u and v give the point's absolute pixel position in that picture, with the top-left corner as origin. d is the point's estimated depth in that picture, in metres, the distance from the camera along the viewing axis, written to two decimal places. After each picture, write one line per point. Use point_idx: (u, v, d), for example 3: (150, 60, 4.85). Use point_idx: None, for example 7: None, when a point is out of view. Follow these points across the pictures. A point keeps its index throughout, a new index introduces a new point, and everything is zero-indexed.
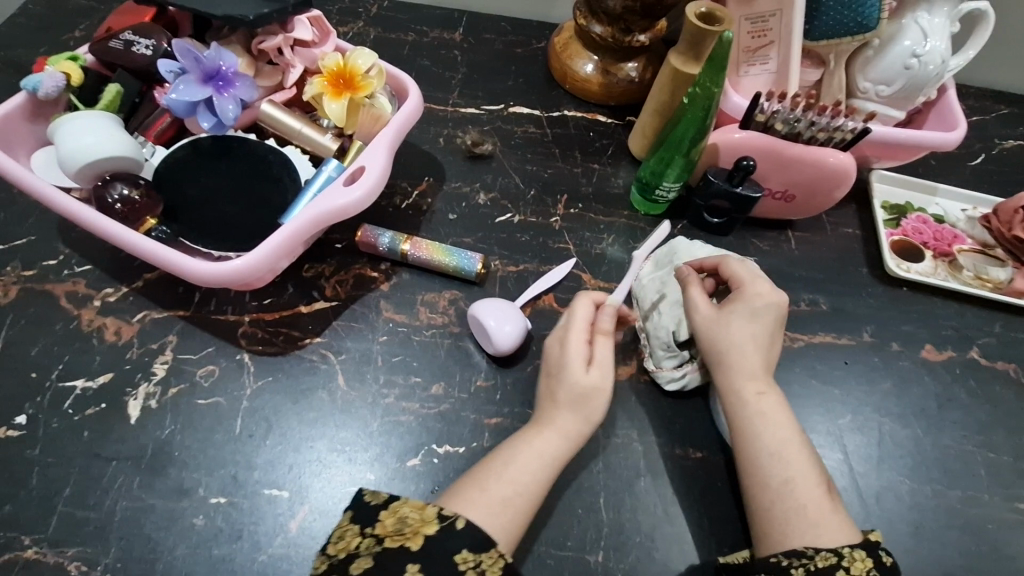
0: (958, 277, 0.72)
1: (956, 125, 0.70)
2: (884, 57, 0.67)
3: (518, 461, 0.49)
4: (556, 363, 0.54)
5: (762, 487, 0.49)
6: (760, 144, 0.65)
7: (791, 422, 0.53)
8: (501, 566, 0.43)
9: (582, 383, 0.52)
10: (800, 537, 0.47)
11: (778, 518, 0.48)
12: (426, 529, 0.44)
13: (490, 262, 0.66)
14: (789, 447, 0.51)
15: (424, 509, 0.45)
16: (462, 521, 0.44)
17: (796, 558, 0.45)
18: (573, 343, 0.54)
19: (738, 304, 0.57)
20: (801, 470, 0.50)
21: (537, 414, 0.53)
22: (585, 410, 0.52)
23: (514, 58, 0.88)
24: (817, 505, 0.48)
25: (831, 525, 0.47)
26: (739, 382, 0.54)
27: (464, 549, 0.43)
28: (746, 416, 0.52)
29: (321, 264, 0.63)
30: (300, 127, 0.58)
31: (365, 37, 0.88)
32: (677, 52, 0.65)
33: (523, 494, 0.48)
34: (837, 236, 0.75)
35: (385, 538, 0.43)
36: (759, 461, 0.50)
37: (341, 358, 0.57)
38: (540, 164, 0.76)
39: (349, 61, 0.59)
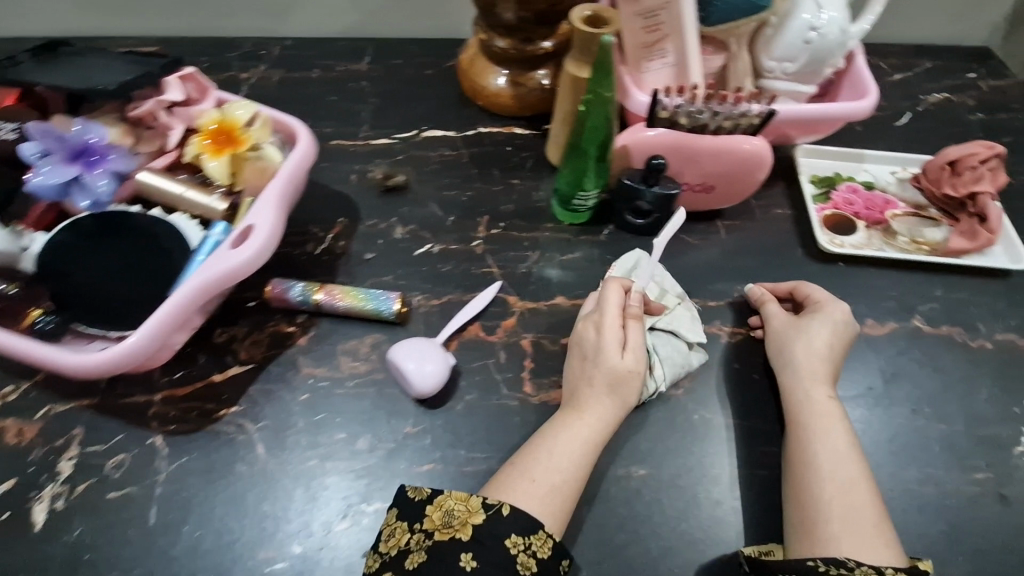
0: (893, 244, 0.71)
1: (868, 92, 0.68)
2: (783, 34, 0.65)
3: (559, 450, 0.51)
4: (591, 347, 0.56)
5: (807, 488, 0.50)
6: (669, 142, 0.63)
7: (847, 430, 0.54)
8: (549, 546, 0.46)
9: (618, 367, 0.54)
10: (842, 545, 0.47)
11: (818, 521, 0.48)
12: (474, 519, 0.47)
13: (412, 298, 0.64)
14: (845, 457, 0.52)
15: (470, 500, 0.48)
16: (508, 508, 0.47)
17: (835, 565, 0.45)
18: (609, 328, 0.56)
19: (817, 314, 0.60)
20: (850, 476, 0.50)
21: (574, 398, 0.55)
22: (621, 394, 0.54)
23: (424, 81, 0.85)
24: (864, 517, 0.48)
25: (876, 538, 0.47)
26: (806, 385, 0.56)
27: (513, 534, 0.46)
28: (805, 418, 0.54)
29: (233, 327, 0.61)
30: (183, 191, 0.55)
31: (269, 80, 0.85)
32: (574, 61, 0.63)
33: (568, 480, 0.50)
34: (767, 219, 0.73)
35: (435, 531, 0.46)
36: (813, 461, 0.51)
37: (259, 426, 0.55)
38: (458, 187, 0.74)
39: (227, 116, 0.57)
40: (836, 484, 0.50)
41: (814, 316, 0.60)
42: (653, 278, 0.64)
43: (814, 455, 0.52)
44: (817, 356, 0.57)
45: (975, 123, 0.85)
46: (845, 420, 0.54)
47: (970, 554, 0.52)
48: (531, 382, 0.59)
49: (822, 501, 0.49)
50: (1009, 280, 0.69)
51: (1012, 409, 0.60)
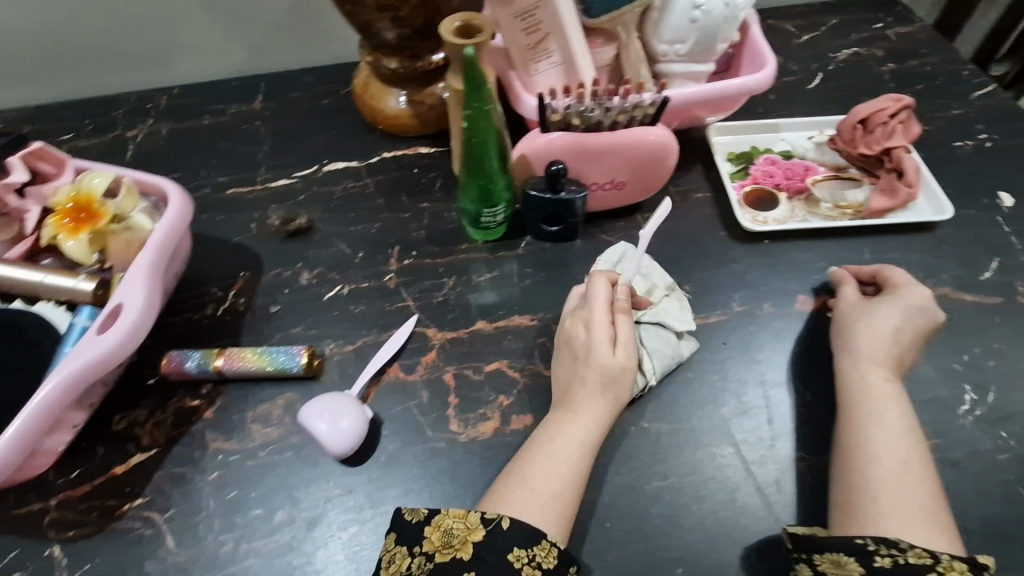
0: (817, 212, 0.69)
1: (766, 62, 0.66)
2: (668, 15, 0.62)
3: (563, 453, 0.49)
4: (582, 345, 0.54)
5: (857, 468, 0.48)
6: (565, 144, 0.60)
7: (906, 413, 0.51)
8: (554, 555, 0.45)
9: (610, 365, 0.52)
10: (891, 525, 0.45)
11: (864, 502, 0.46)
12: (474, 536, 0.45)
13: (324, 348, 0.60)
14: (902, 437, 0.49)
15: (468, 517, 0.46)
16: (507, 521, 0.45)
17: (889, 546, 0.43)
18: (598, 325, 0.54)
19: (890, 299, 0.57)
20: (903, 458, 0.48)
21: (568, 398, 0.53)
22: (613, 391, 0.52)
23: (322, 112, 0.81)
24: (916, 498, 0.46)
25: (928, 523, 0.45)
26: (862, 369, 0.53)
27: (515, 547, 0.44)
28: (862, 397, 0.52)
29: (132, 411, 0.56)
30: (43, 278, 0.51)
31: (158, 135, 0.80)
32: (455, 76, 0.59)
33: (569, 486, 0.48)
34: (686, 205, 0.71)
35: (436, 553, 0.44)
36: (866, 443, 0.49)
37: (168, 516, 0.51)
38: (365, 220, 0.70)
39: (82, 189, 0.52)
40: (887, 466, 0.48)
41: (885, 300, 0.57)
42: (641, 272, 0.62)
43: (868, 435, 0.49)
44: (886, 339, 0.54)
45: (887, 75, 0.84)
46: (907, 405, 0.51)
47: None
48: (457, 418, 0.56)
49: (874, 479, 0.47)
50: (936, 231, 0.67)
51: (954, 365, 0.58)
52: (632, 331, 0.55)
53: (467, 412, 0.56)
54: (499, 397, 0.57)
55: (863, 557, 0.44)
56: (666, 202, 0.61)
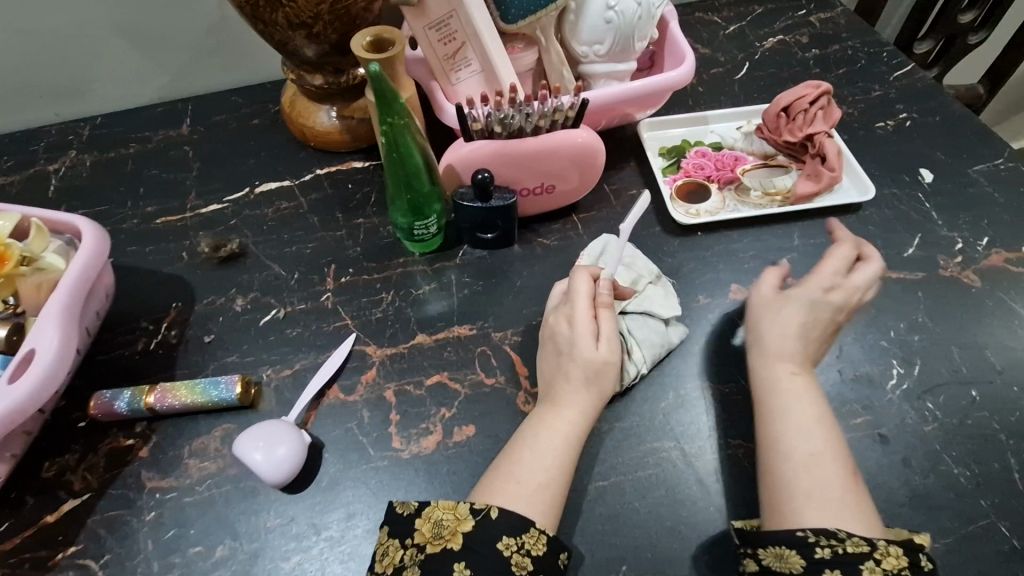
0: (748, 201, 0.70)
1: (685, 58, 0.67)
2: (584, 18, 0.63)
3: (547, 449, 0.49)
4: (566, 341, 0.54)
5: (775, 464, 0.48)
6: (490, 152, 0.60)
7: (818, 404, 0.51)
8: (543, 543, 0.45)
9: (595, 359, 0.52)
10: (814, 516, 0.45)
11: (781, 497, 0.46)
12: (464, 527, 0.45)
13: (261, 374, 0.59)
14: (815, 425, 0.49)
15: (457, 508, 0.46)
16: (496, 510, 0.45)
17: (823, 535, 0.43)
18: (580, 320, 0.54)
19: (797, 290, 0.56)
20: (816, 446, 0.48)
21: (553, 393, 0.53)
22: (600, 384, 0.52)
23: (252, 133, 0.80)
24: (833, 485, 0.46)
25: (848, 510, 0.45)
26: (769, 365, 0.53)
27: (505, 536, 0.45)
28: (771, 392, 0.52)
29: (63, 456, 0.55)
30: None
31: (81, 167, 0.78)
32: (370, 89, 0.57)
33: (555, 477, 0.48)
34: (621, 203, 0.71)
35: (426, 544, 0.44)
36: (779, 438, 0.49)
37: (103, 562, 0.49)
38: (300, 240, 0.69)
39: None
40: (804, 458, 0.47)
41: (795, 292, 0.56)
42: (623, 262, 0.62)
43: (780, 431, 0.49)
44: (794, 334, 0.54)
45: (810, 61, 0.86)
46: (817, 394, 0.52)
47: None
48: (399, 435, 0.56)
49: (791, 473, 0.47)
50: (861, 212, 0.69)
51: (880, 342, 0.60)
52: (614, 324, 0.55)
53: (408, 428, 0.56)
54: (441, 410, 0.57)
55: (804, 549, 0.43)
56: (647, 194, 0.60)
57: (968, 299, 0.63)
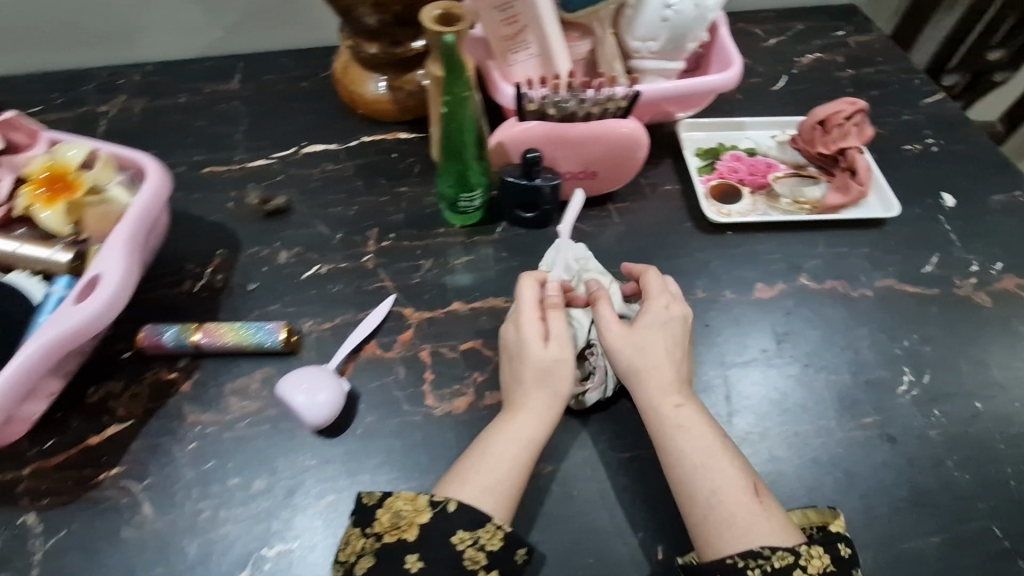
0: (777, 206, 0.73)
1: (732, 63, 0.70)
2: (641, 14, 0.65)
3: (496, 456, 0.50)
4: (514, 345, 0.55)
5: (691, 498, 0.49)
6: (541, 133, 0.63)
7: (711, 430, 0.52)
8: (499, 537, 0.47)
9: (541, 359, 0.53)
10: (739, 541, 0.46)
11: (695, 526, 0.48)
12: (421, 518, 0.47)
13: (302, 325, 0.61)
14: (710, 447, 0.50)
15: (416, 500, 0.48)
16: (453, 503, 0.47)
17: (752, 559, 0.45)
18: (528, 322, 0.55)
19: (647, 318, 0.56)
20: (715, 468, 0.49)
21: (510, 398, 0.54)
22: (550, 384, 0.53)
23: (301, 94, 0.81)
24: (739, 502, 0.48)
25: (763, 526, 0.47)
26: (654, 399, 0.53)
27: (460, 529, 0.46)
28: (656, 424, 0.53)
29: (107, 383, 0.57)
30: (18, 247, 0.51)
31: (132, 112, 0.79)
32: (434, 63, 0.60)
33: (508, 479, 0.49)
34: (656, 197, 0.74)
35: (384, 534, 0.47)
36: (677, 471, 0.50)
37: (145, 485, 0.52)
38: (344, 202, 0.71)
39: (59, 160, 0.53)
40: (709, 484, 0.49)
41: (646, 321, 0.56)
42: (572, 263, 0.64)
43: (686, 466, 0.50)
44: (667, 364, 0.55)
45: (845, 80, 0.89)
46: (705, 417, 0.53)
47: (861, 496, 0.54)
48: (433, 393, 0.58)
49: (710, 503, 0.48)
50: (884, 227, 0.72)
51: (894, 350, 0.63)
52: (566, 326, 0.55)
53: (441, 389, 0.58)
54: (474, 374, 0.59)
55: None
56: (582, 191, 0.68)
57: (979, 319, 0.66)
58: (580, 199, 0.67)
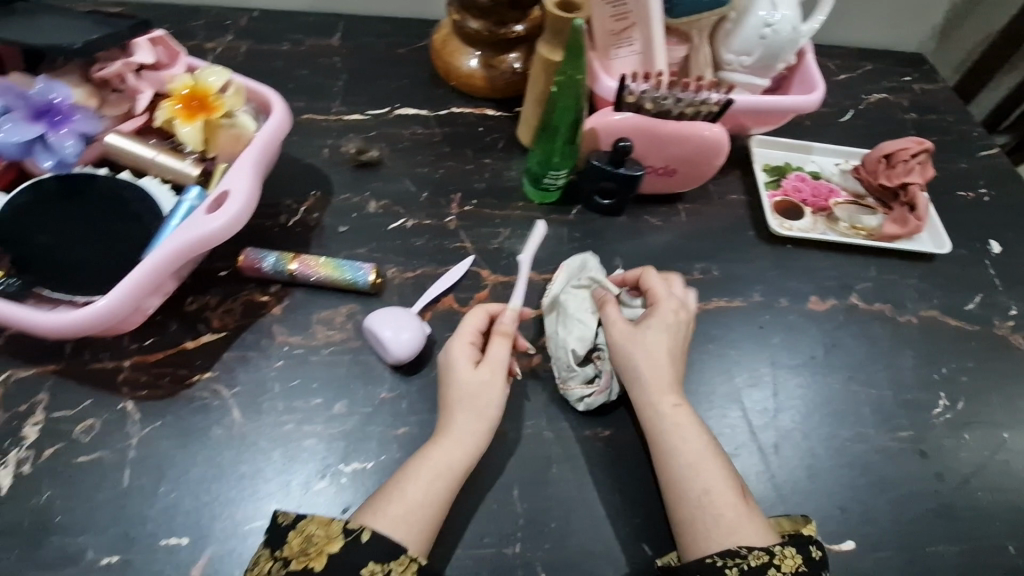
0: (836, 229, 0.77)
1: (816, 87, 0.74)
2: (741, 29, 0.69)
3: (414, 484, 0.48)
4: (443, 367, 0.54)
5: (682, 495, 0.50)
6: (635, 125, 0.67)
7: (701, 433, 0.53)
8: (411, 571, 0.44)
9: (469, 380, 0.53)
10: (726, 539, 0.47)
11: (684, 523, 0.49)
12: (331, 547, 0.44)
13: (386, 271, 0.66)
14: (701, 449, 0.52)
15: (331, 526, 0.45)
16: (367, 533, 0.45)
17: (732, 556, 0.46)
18: (457, 347, 0.54)
19: (652, 321, 0.57)
20: (705, 470, 0.51)
21: (438, 422, 0.53)
22: (476, 406, 0.52)
23: (397, 60, 0.85)
24: (727, 501, 0.49)
25: (747, 527, 0.48)
26: (653, 399, 0.55)
27: (371, 561, 0.44)
28: (651, 421, 0.54)
29: (204, 296, 0.60)
30: (154, 155, 0.55)
31: (236, 51, 0.82)
32: (557, 52, 0.65)
33: (426, 505, 0.47)
34: (723, 203, 0.78)
35: (292, 559, 0.44)
36: (670, 470, 0.51)
37: (235, 391, 0.56)
38: (430, 165, 0.75)
39: (199, 81, 0.57)
40: (700, 484, 0.50)
41: (648, 322, 0.57)
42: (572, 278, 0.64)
43: (679, 466, 0.51)
44: (664, 366, 0.56)
45: (908, 123, 0.93)
46: (697, 420, 0.54)
47: (891, 500, 0.58)
48: None
49: (700, 501, 0.49)
50: (933, 263, 0.76)
51: (932, 375, 0.67)
52: (507, 352, 0.55)
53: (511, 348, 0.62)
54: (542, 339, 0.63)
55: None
56: (541, 222, 0.67)
57: (1014, 359, 0.70)
58: (542, 230, 0.67)
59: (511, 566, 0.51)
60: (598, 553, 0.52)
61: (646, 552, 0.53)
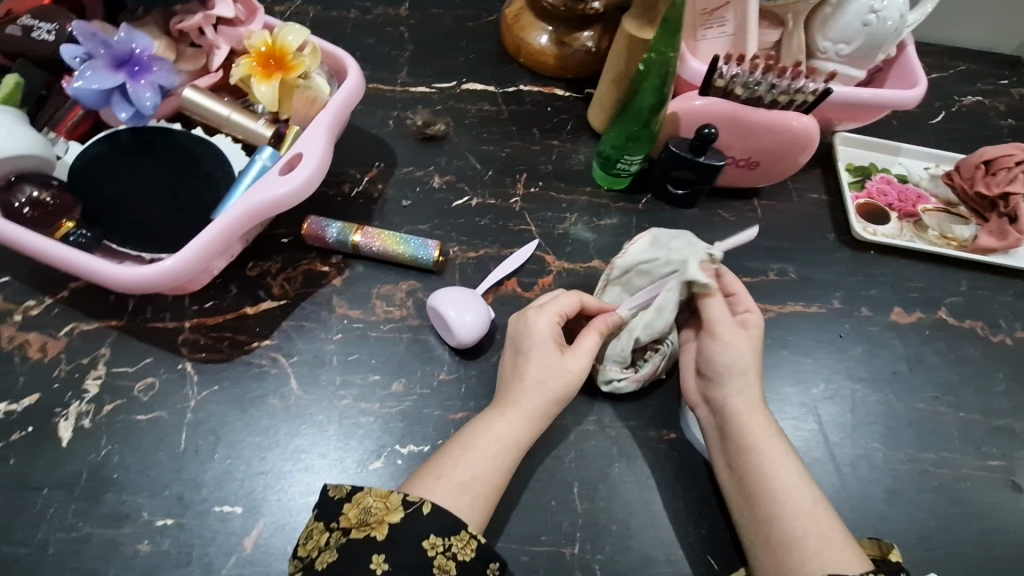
0: (924, 237, 0.70)
1: (918, 83, 0.68)
2: (842, 15, 0.64)
3: (473, 459, 0.47)
4: (523, 341, 0.52)
5: (770, 513, 0.46)
6: (721, 111, 0.63)
7: (786, 447, 0.50)
8: (472, 547, 0.43)
9: (554, 364, 0.51)
10: (823, 561, 0.44)
11: (786, 538, 0.45)
12: (392, 517, 0.43)
13: (448, 249, 0.63)
14: (788, 464, 0.48)
15: (389, 497, 0.44)
16: (428, 505, 0.43)
17: None
18: (540, 321, 0.52)
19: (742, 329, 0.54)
20: (804, 485, 0.47)
21: (501, 392, 0.51)
22: (553, 393, 0.50)
23: (464, 33, 0.81)
24: (826, 518, 0.46)
25: (842, 551, 0.44)
26: (739, 411, 0.51)
27: (432, 534, 0.42)
28: (743, 430, 0.50)
29: (266, 261, 0.59)
30: (228, 113, 0.54)
31: (304, 16, 0.80)
32: (648, 31, 0.62)
33: (490, 489, 0.46)
34: (802, 202, 0.73)
35: (351, 529, 0.43)
36: (771, 483, 0.47)
37: (293, 360, 0.54)
38: (496, 143, 0.72)
39: (278, 38, 0.54)
40: (800, 496, 0.47)
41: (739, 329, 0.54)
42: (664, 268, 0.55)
43: (767, 480, 0.47)
44: (755, 379, 0.53)
45: (1004, 130, 0.86)
46: (780, 435, 0.51)
47: (978, 533, 0.54)
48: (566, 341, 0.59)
49: (789, 521, 0.46)
50: None
51: None
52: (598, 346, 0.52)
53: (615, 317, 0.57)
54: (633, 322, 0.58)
55: None
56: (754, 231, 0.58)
57: None
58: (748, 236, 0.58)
59: (569, 567, 0.49)
60: (660, 563, 0.50)
61: (710, 565, 0.50)
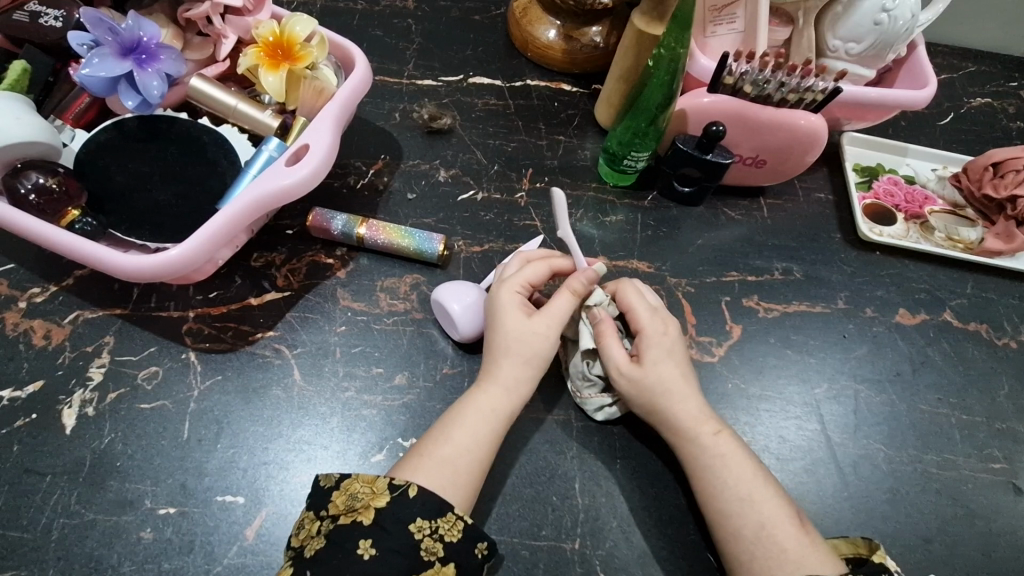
0: (930, 239, 0.70)
1: (928, 83, 0.68)
2: (853, 13, 0.63)
3: (476, 453, 0.47)
4: (491, 314, 0.52)
5: (730, 528, 0.46)
6: (729, 109, 0.63)
7: (748, 458, 0.49)
8: (458, 528, 0.43)
9: (521, 328, 0.50)
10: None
11: (741, 556, 0.45)
12: (378, 501, 0.43)
13: (453, 243, 0.63)
14: (747, 477, 0.47)
15: (375, 482, 0.44)
16: (414, 489, 0.43)
17: None
18: (503, 293, 0.52)
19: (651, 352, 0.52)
20: (766, 494, 0.47)
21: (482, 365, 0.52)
22: (525, 354, 0.50)
23: (472, 26, 0.81)
24: (791, 528, 0.45)
25: (808, 562, 0.43)
26: (689, 428, 0.50)
27: (419, 518, 0.43)
28: (694, 447, 0.49)
29: (270, 252, 0.59)
30: (236, 104, 0.54)
31: (311, 7, 0.80)
32: (657, 26, 0.62)
33: None
34: (809, 201, 0.73)
35: (339, 516, 0.42)
36: (726, 499, 0.47)
37: (296, 352, 0.54)
38: (502, 137, 0.72)
39: (285, 28, 0.54)
40: (761, 508, 0.46)
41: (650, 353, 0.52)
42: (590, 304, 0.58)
43: (723, 496, 0.47)
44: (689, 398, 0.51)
45: (1014, 132, 0.85)
46: (741, 445, 0.50)
47: (978, 534, 0.54)
48: None
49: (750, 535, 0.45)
50: None
51: None
52: (568, 305, 0.51)
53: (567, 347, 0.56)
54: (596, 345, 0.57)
55: None
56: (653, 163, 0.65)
57: None
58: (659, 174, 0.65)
59: (570, 562, 0.49)
60: (661, 559, 0.50)
61: (710, 562, 0.50)
